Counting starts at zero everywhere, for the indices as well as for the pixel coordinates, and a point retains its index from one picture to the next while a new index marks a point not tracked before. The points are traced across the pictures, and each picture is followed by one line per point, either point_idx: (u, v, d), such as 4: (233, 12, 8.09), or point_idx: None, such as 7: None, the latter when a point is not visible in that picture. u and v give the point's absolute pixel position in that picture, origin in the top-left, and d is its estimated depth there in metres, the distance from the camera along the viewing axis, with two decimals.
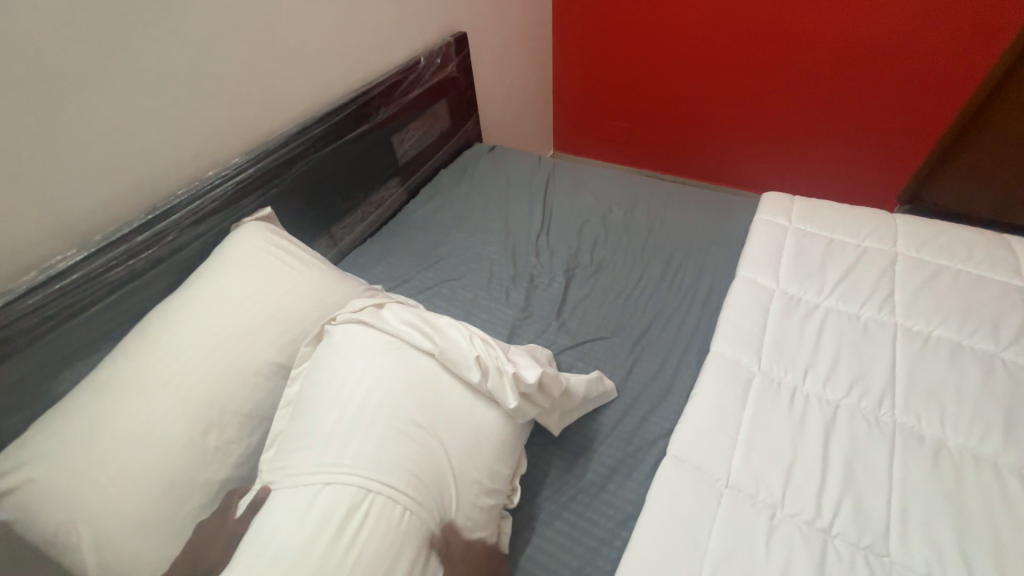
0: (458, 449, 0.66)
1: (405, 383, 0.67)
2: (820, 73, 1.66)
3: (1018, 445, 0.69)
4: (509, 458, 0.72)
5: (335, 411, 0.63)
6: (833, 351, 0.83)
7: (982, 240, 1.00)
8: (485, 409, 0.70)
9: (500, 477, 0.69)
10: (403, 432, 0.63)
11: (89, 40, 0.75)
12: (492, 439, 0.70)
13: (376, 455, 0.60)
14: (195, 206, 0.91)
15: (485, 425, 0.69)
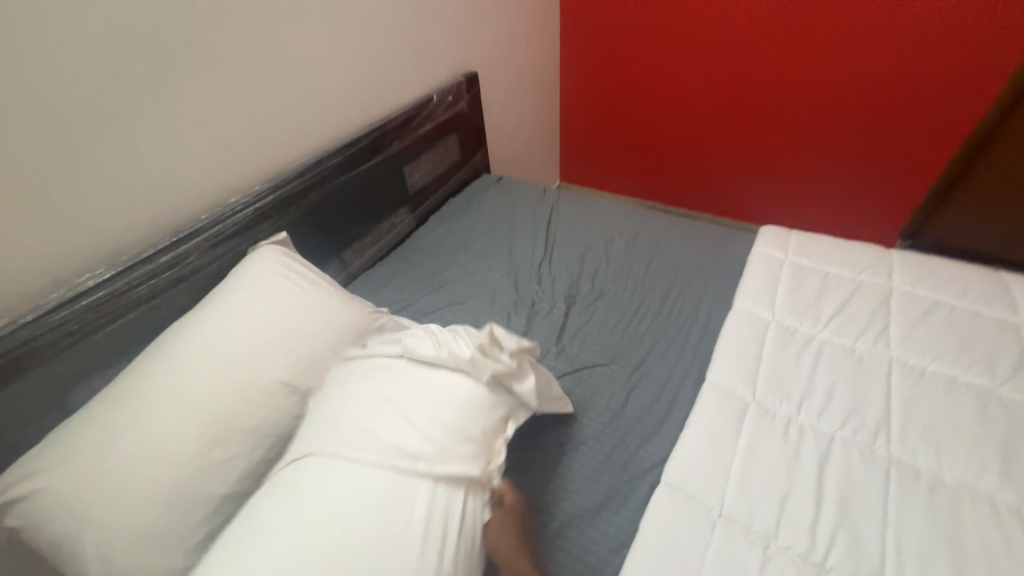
0: (417, 405, 0.67)
1: (378, 373, 0.72)
2: (816, 113, 1.73)
3: (1015, 482, 0.69)
4: (481, 417, 0.70)
5: (327, 409, 0.69)
6: (829, 383, 0.84)
7: (977, 276, 1.01)
8: (445, 373, 0.72)
9: (471, 431, 0.68)
10: (372, 407, 0.67)
11: (132, 79, 0.83)
12: (455, 397, 0.70)
13: (346, 427, 0.65)
14: (217, 230, 0.97)
15: (450, 387, 0.71)
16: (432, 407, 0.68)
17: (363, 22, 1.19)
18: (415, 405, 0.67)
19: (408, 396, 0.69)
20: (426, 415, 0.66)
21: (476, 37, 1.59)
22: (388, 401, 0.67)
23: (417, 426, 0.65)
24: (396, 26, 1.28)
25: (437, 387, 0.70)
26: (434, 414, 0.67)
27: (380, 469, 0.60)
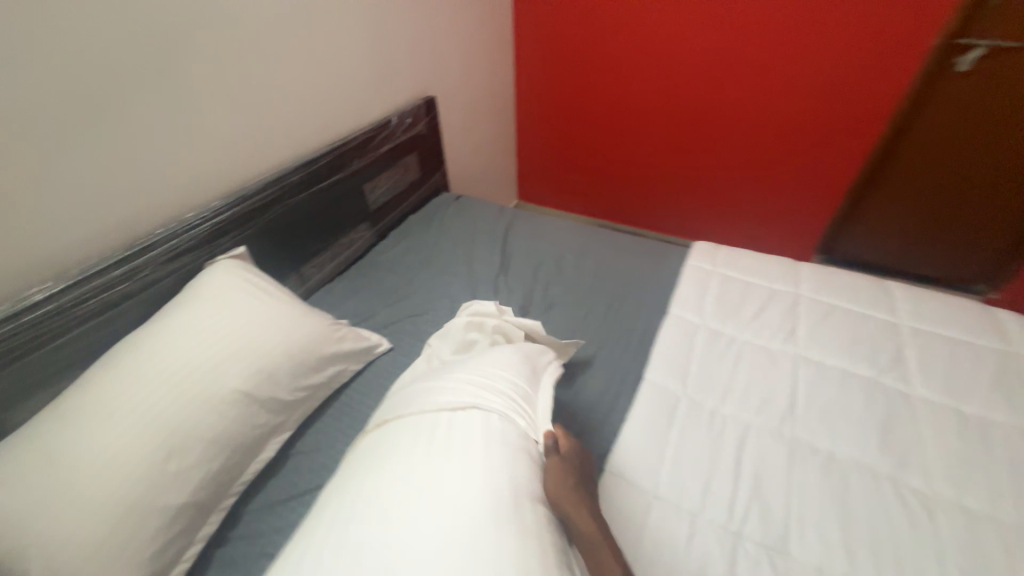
0: (479, 369, 0.81)
1: (432, 372, 0.87)
2: (740, 143, 1.91)
3: (891, 453, 0.82)
4: (518, 378, 0.82)
5: (406, 390, 0.82)
6: (746, 377, 0.96)
7: (866, 284, 1.19)
8: (483, 354, 0.88)
9: (524, 388, 0.81)
10: (427, 385, 0.80)
11: (87, 97, 0.83)
12: (494, 365, 0.83)
13: (426, 394, 0.77)
14: (173, 245, 0.98)
15: (487, 359, 0.85)
16: (490, 370, 0.81)
17: (323, 47, 1.23)
18: (475, 370, 0.81)
19: (472, 366, 0.83)
20: (490, 376, 0.80)
21: (433, 64, 1.67)
22: (440, 380, 0.80)
23: (486, 383, 0.78)
24: (355, 52, 1.33)
25: (476, 360, 0.85)
26: (497, 373, 0.81)
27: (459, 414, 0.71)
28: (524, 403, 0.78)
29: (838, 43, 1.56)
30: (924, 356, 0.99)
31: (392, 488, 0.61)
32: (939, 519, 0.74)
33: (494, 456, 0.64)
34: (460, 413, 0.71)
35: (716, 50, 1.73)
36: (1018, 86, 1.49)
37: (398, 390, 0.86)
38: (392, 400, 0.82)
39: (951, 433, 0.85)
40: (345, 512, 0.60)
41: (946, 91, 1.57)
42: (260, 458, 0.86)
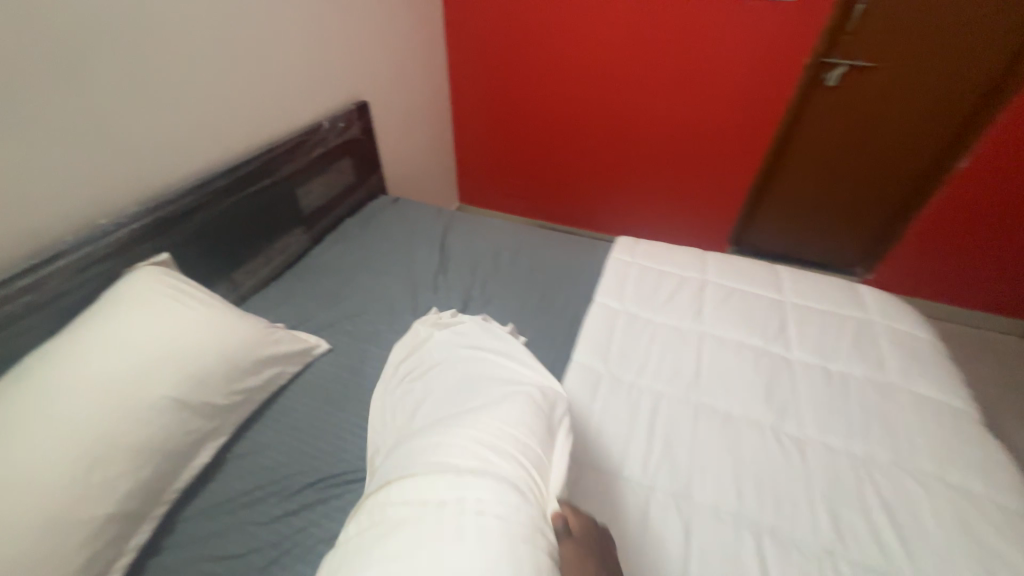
0: (490, 424, 0.72)
1: (426, 429, 0.76)
2: (660, 147, 2.10)
3: (773, 407, 0.97)
4: (524, 437, 0.73)
5: (409, 446, 0.73)
6: (658, 353, 1.09)
7: (759, 268, 1.37)
8: (483, 405, 0.78)
9: (535, 450, 0.72)
10: (424, 450, 0.69)
11: None
12: (498, 422, 0.74)
13: (430, 452, 0.68)
14: (86, 253, 0.93)
15: (489, 415, 0.75)
16: (501, 424, 0.73)
17: (246, 50, 1.22)
18: (484, 424, 0.72)
19: (484, 416, 0.74)
20: (502, 432, 0.72)
21: (365, 69, 1.69)
22: (438, 443, 0.70)
23: (500, 443, 0.70)
24: (281, 56, 1.33)
25: (477, 415, 0.75)
26: (510, 428, 0.72)
27: (470, 485, 0.62)
28: (539, 467, 0.71)
29: (734, 59, 1.77)
30: (802, 326, 1.17)
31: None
32: (808, 455, 0.89)
33: (503, 545, 0.55)
34: (469, 484, 0.62)
35: (634, 63, 1.91)
36: (872, 99, 1.77)
37: (398, 445, 0.77)
38: (394, 456, 0.73)
39: (819, 387, 1.02)
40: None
41: (821, 103, 1.83)
42: (195, 464, 0.86)
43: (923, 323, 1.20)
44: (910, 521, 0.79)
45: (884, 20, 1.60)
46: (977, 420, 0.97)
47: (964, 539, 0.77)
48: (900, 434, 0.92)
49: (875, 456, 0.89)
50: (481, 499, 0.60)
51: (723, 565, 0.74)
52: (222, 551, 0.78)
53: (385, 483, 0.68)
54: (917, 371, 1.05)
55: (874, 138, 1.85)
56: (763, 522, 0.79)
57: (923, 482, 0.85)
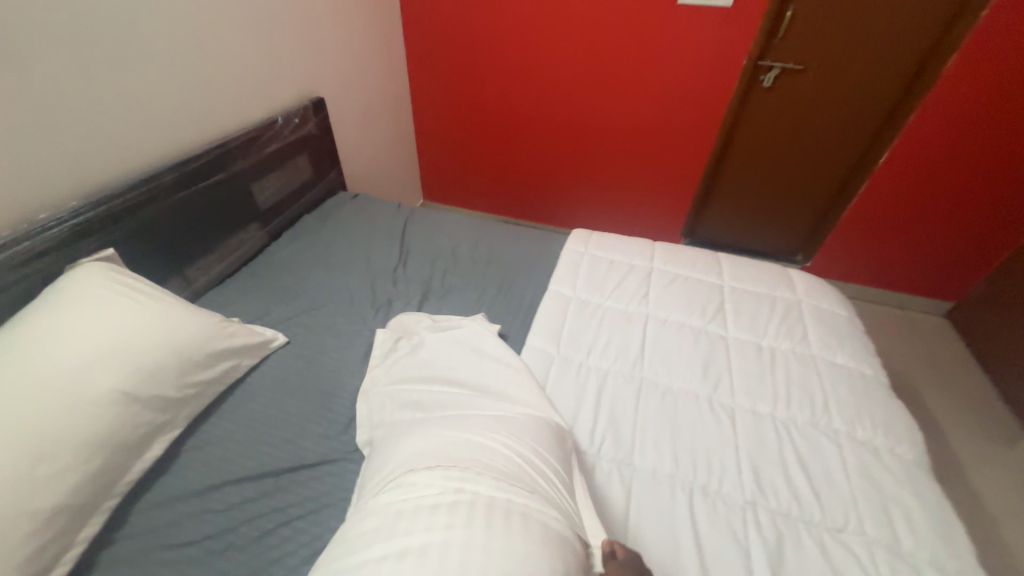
0: (527, 442, 0.79)
1: (447, 432, 0.79)
2: (615, 144, 2.19)
3: (709, 380, 1.06)
4: (559, 461, 0.80)
5: (445, 437, 0.77)
6: (607, 335, 1.16)
7: (702, 256, 1.47)
8: (519, 422, 0.84)
9: (564, 475, 0.79)
10: (463, 457, 0.72)
11: None
12: (536, 442, 0.81)
13: (473, 453, 0.74)
14: (25, 248, 0.91)
15: (530, 434, 0.82)
16: (538, 446, 0.80)
17: (194, 45, 1.21)
18: (523, 443, 0.79)
19: (523, 435, 0.80)
20: (540, 457, 0.78)
21: (320, 65, 1.69)
22: (477, 452, 0.74)
23: (539, 467, 0.76)
24: (231, 51, 1.32)
25: (515, 432, 0.81)
26: (547, 457, 0.79)
27: (513, 491, 0.67)
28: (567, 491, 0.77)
29: (682, 61, 1.87)
30: (737, 307, 1.27)
31: (433, 555, 0.56)
32: (737, 421, 0.98)
33: (542, 546, 0.60)
34: (512, 490, 0.67)
35: (588, 63, 1.98)
36: (804, 100, 1.91)
37: (425, 432, 0.81)
38: (424, 440, 0.78)
39: (750, 360, 1.11)
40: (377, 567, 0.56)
41: (759, 103, 1.96)
42: (147, 457, 0.86)
43: (842, 301, 1.33)
44: (821, 472, 0.89)
45: (811, 27, 1.73)
46: (883, 383, 1.09)
47: (866, 484, 0.87)
48: (817, 398, 1.02)
49: (794, 419, 0.99)
50: (528, 508, 0.66)
51: (659, 521, 0.81)
52: (176, 539, 0.79)
53: (422, 463, 0.72)
54: (836, 345, 1.17)
55: (807, 136, 2.00)
56: (696, 481, 0.87)
57: (834, 438, 0.95)
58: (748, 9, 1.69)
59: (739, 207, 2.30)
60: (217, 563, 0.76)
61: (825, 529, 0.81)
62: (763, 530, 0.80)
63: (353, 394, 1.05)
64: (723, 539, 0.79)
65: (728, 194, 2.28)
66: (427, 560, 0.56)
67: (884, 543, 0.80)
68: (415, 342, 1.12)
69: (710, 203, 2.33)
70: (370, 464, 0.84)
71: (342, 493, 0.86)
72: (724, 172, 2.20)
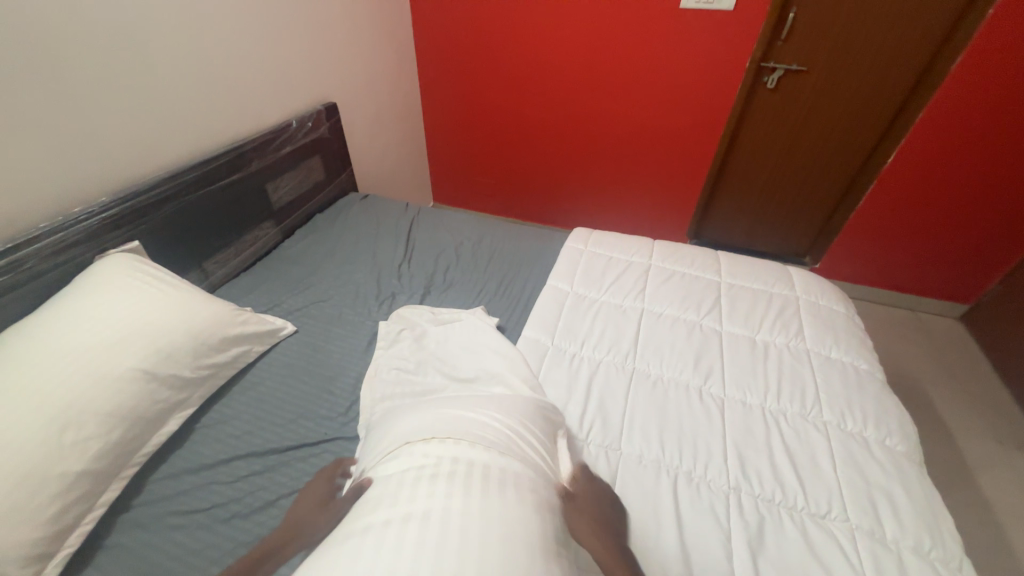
0: (515, 416, 0.83)
1: (440, 412, 0.82)
2: (620, 146, 2.22)
3: (700, 372, 1.07)
4: (542, 433, 0.84)
5: (442, 417, 0.80)
6: (600, 327, 1.18)
7: (701, 254, 1.48)
8: (506, 401, 0.87)
9: (549, 447, 0.83)
10: (455, 432, 0.75)
11: None
12: (523, 419, 0.84)
13: (468, 429, 0.77)
14: (57, 238, 0.99)
15: (516, 411, 0.85)
16: (524, 420, 0.83)
17: (216, 53, 1.30)
18: (505, 416, 0.83)
19: (513, 415, 0.84)
20: (529, 435, 0.81)
21: (334, 72, 1.77)
22: (467, 428, 0.77)
23: (528, 445, 0.79)
24: (249, 59, 1.40)
25: (502, 409, 0.84)
26: (536, 435, 0.82)
27: (505, 462, 0.70)
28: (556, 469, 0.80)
29: (685, 64, 1.90)
30: (733, 302, 1.28)
31: (434, 520, 0.58)
32: (725, 411, 0.99)
33: (528, 510, 0.63)
34: (505, 461, 0.70)
35: (592, 68, 2.02)
36: (808, 100, 1.91)
37: (424, 412, 0.84)
38: (423, 420, 0.81)
39: (743, 353, 1.13)
40: (382, 531, 0.58)
41: (763, 104, 1.97)
42: (162, 432, 0.92)
43: (841, 298, 1.33)
44: (808, 461, 0.90)
45: (814, 28, 1.74)
46: (877, 378, 1.09)
47: (853, 473, 0.88)
48: (808, 390, 1.03)
49: (784, 410, 1.00)
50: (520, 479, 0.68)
51: (642, 502, 0.83)
52: (186, 507, 0.85)
53: (419, 438, 0.75)
54: (832, 341, 1.17)
55: (812, 137, 2.00)
56: (681, 467, 0.89)
57: (823, 428, 0.96)
58: (750, 11, 1.71)
59: (745, 208, 2.31)
60: (225, 528, 0.82)
61: (808, 515, 0.83)
62: (745, 513, 0.82)
63: (355, 379, 1.10)
64: (704, 520, 0.81)
65: (733, 196, 2.28)
66: (429, 524, 0.57)
67: (867, 530, 0.81)
68: (417, 331, 1.18)
69: (715, 204, 2.34)
70: (370, 439, 0.87)
71: None
72: (729, 173, 2.21)
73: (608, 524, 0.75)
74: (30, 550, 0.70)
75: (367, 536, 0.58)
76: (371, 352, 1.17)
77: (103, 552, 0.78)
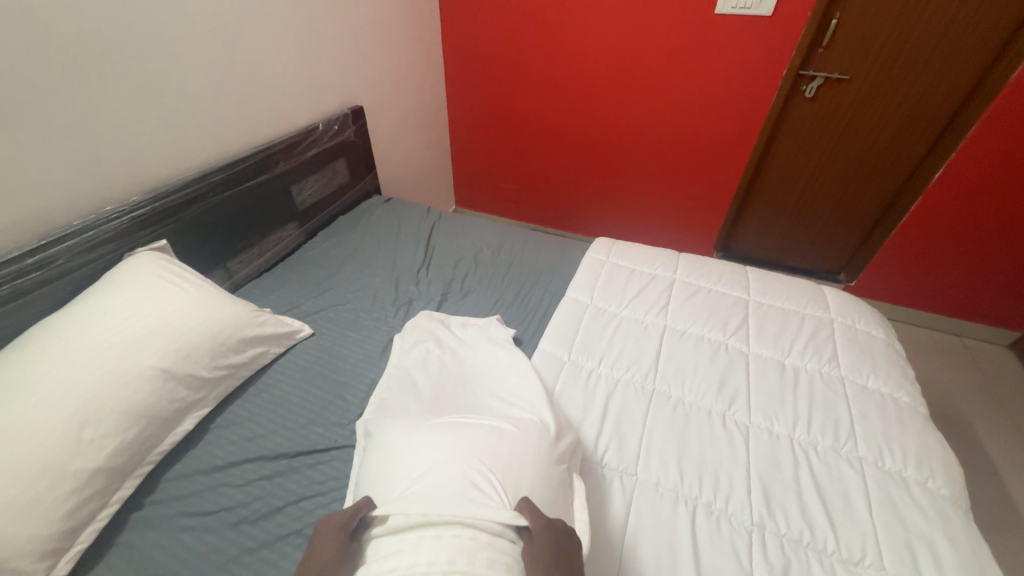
0: (524, 443, 0.79)
1: (447, 452, 0.76)
2: (646, 153, 2.16)
3: (724, 396, 1.02)
4: (552, 468, 0.78)
5: (441, 478, 0.71)
6: (620, 343, 1.14)
7: (729, 270, 1.42)
8: (512, 439, 0.80)
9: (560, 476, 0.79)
10: (467, 494, 0.69)
11: (18, 97, 0.90)
12: (528, 451, 0.78)
13: (471, 494, 0.69)
14: (90, 236, 1.03)
15: (522, 437, 0.80)
16: (532, 448, 0.79)
17: (246, 57, 1.32)
18: (512, 446, 0.78)
19: (522, 445, 0.79)
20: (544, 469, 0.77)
21: (361, 75, 1.79)
22: (472, 491, 0.69)
23: (535, 466, 0.76)
24: (280, 64, 1.43)
25: (509, 448, 0.78)
26: (548, 467, 0.77)
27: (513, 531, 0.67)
28: (565, 505, 0.76)
29: (717, 71, 1.84)
30: (762, 322, 1.22)
31: None
32: (749, 440, 0.94)
33: None
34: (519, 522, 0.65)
35: (621, 74, 1.99)
36: (849, 111, 1.82)
37: (419, 464, 0.75)
38: (420, 479, 0.72)
39: (771, 378, 1.06)
40: None
41: (799, 113, 1.88)
42: (179, 431, 0.93)
43: (880, 322, 1.25)
44: (840, 500, 0.84)
45: (857, 35, 1.65)
46: (920, 412, 1.01)
47: (890, 517, 0.81)
48: (842, 421, 0.97)
49: (815, 442, 0.94)
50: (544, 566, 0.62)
51: (658, 532, 0.79)
52: (196, 508, 0.85)
53: (420, 493, 0.70)
54: (870, 368, 1.10)
55: (852, 148, 1.90)
56: (701, 498, 0.85)
57: (857, 465, 0.90)
58: (788, 17, 1.64)
59: (777, 221, 2.21)
60: (232, 533, 0.82)
61: (838, 560, 0.77)
62: (768, 553, 0.77)
63: (367, 385, 1.09)
64: (725, 560, 0.76)
65: (764, 208, 2.19)
66: None
67: None
68: (427, 339, 1.16)
69: (745, 217, 2.25)
70: (362, 467, 0.82)
71: (347, 479, 0.90)
72: (761, 185, 2.12)
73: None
74: (45, 545, 0.71)
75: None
76: (385, 359, 1.16)
77: (114, 549, 0.79)
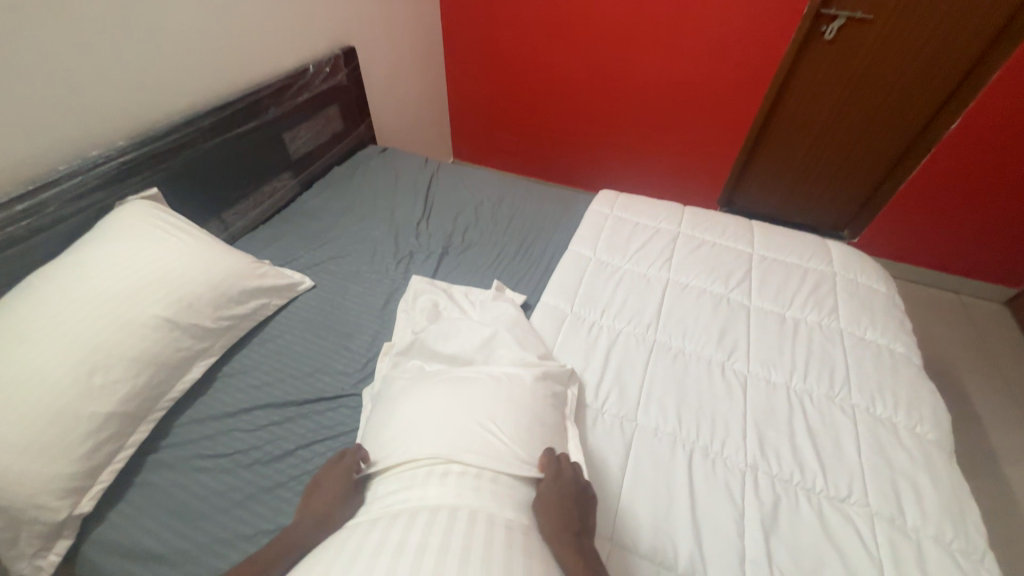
0: (519, 396, 0.82)
1: (452, 399, 0.80)
2: (654, 102, 2.07)
3: (722, 346, 1.04)
4: (546, 418, 0.82)
5: (446, 425, 0.75)
6: (622, 295, 1.14)
7: (735, 224, 1.39)
8: (508, 388, 0.83)
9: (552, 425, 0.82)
10: (477, 436, 0.74)
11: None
12: (530, 410, 0.80)
13: (479, 438, 0.74)
14: (79, 182, 0.99)
15: (521, 390, 0.83)
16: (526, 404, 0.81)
17: None
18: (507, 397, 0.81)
19: (519, 394, 0.82)
20: (540, 417, 0.81)
21: (352, 12, 1.66)
22: (477, 434, 0.74)
23: (528, 419, 0.79)
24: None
25: (506, 400, 0.81)
26: (543, 422, 0.81)
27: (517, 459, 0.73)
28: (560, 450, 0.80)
29: (734, 10, 1.71)
30: (765, 276, 1.22)
31: (441, 517, 0.62)
32: (749, 388, 0.96)
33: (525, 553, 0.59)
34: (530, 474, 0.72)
35: (630, 14, 1.85)
36: (869, 55, 1.72)
37: (423, 415, 0.78)
38: (430, 428, 0.76)
39: (771, 330, 1.07)
40: (391, 520, 0.63)
41: (818, 58, 1.78)
42: (187, 379, 0.95)
43: (882, 277, 1.25)
44: (832, 445, 0.87)
45: None
46: (913, 362, 1.04)
47: (878, 460, 0.85)
48: (838, 371, 0.99)
49: (811, 390, 0.96)
50: (549, 511, 0.68)
51: (656, 474, 0.83)
52: (211, 450, 0.88)
53: (428, 439, 0.74)
54: (868, 320, 1.11)
55: (869, 96, 1.82)
56: (698, 442, 0.88)
57: (849, 411, 0.92)
58: None
59: (785, 175, 2.16)
60: (247, 473, 0.85)
61: (826, 497, 0.81)
62: (760, 491, 0.81)
63: (371, 337, 1.10)
64: (721, 498, 0.79)
65: (772, 161, 2.13)
66: (437, 515, 0.62)
67: (888, 516, 0.79)
68: (422, 304, 1.12)
69: (750, 170, 2.20)
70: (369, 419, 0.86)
71: (356, 425, 0.93)
72: (771, 136, 2.05)
73: (568, 523, 0.67)
74: (67, 483, 0.74)
75: (396, 522, 0.62)
76: (387, 312, 1.16)
77: (135, 487, 0.82)
